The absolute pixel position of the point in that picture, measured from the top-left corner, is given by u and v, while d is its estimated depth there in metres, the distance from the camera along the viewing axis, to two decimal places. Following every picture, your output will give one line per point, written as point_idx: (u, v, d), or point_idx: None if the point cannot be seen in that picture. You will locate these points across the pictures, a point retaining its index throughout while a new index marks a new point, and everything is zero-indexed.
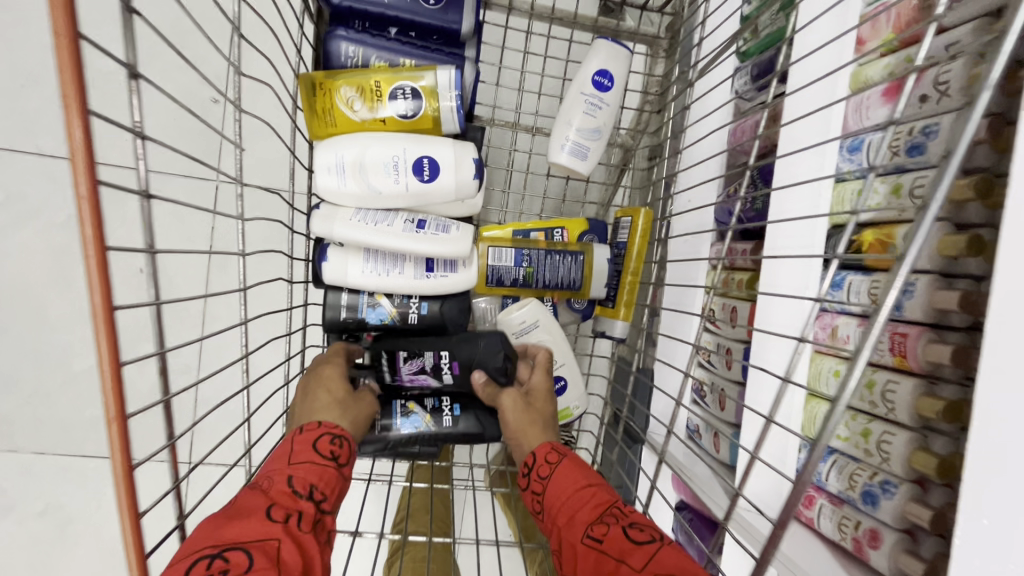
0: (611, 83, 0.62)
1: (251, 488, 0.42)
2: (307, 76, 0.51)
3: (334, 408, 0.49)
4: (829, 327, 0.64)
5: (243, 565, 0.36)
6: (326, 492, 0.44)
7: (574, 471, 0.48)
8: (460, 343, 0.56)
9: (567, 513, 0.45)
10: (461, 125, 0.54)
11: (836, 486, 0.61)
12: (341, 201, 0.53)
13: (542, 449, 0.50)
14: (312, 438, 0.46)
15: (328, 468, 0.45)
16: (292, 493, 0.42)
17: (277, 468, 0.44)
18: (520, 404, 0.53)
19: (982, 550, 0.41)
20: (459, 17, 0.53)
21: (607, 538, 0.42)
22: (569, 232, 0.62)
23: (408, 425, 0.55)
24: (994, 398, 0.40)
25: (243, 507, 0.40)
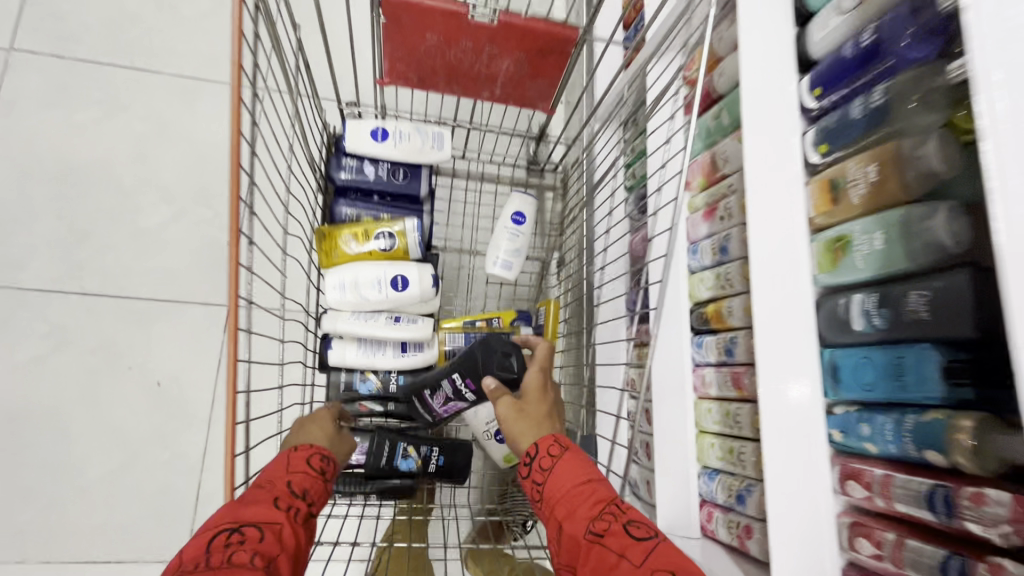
0: (525, 220, 0.91)
1: (258, 487, 0.60)
2: (320, 229, 0.78)
3: (322, 434, 0.69)
4: (700, 377, 0.87)
5: (256, 536, 0.53)
6: (313, 497, 0.62)
7: (575, 467, 0.63)
8: (469, 360, 0.74)
9: (571, 506, 0.61)
10: (422, 252, 0.80)
11: (722, 497, 0.82)
12: (341, 307, 0.77)
13: (546, 442, 0.65)
14: (308, 455, 0.66)
15: (315, 480, 0.63)
16: (290, 493, 0.60)
17: (278, 474, 0.62)
18: (514, 408, 0.68)
19: (785, 532, 0.59)
20: (419, 186, 0.82)
21: (609, 534, 0.58)
22: (504, 320, 0.87)
23: (404, 464, 0.77)
24: (772, 416, 0.61)
25: (256, 498, 0.58)
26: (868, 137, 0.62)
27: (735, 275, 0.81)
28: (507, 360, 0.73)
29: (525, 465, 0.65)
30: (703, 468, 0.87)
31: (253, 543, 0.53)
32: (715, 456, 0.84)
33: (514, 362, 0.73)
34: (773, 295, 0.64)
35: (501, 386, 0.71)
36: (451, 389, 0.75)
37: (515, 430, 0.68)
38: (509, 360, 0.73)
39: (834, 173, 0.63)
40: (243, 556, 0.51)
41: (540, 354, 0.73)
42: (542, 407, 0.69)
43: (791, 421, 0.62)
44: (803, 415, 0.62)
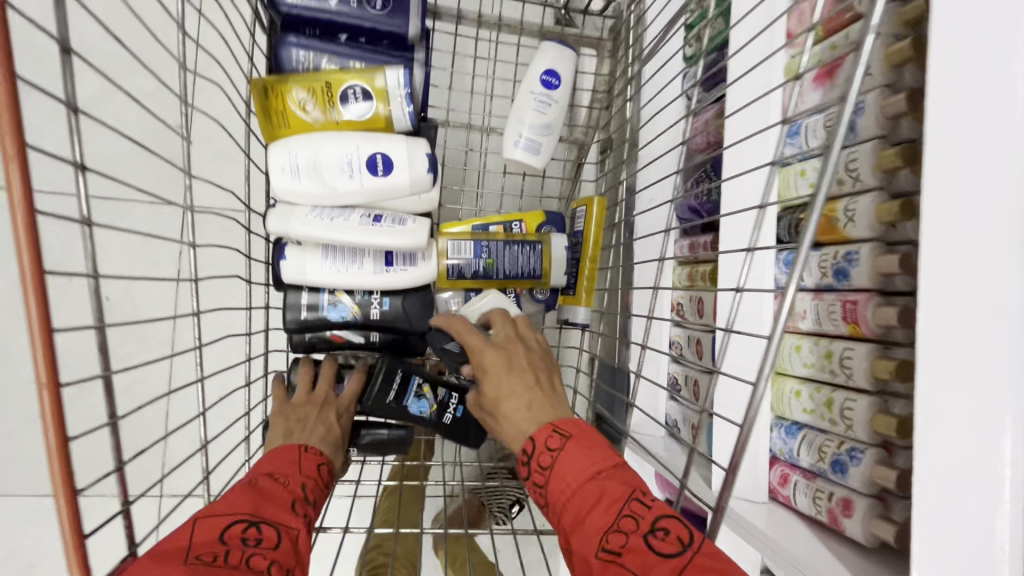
0: (559, 81, 0.65)
1: (269, 476, 0.45)
2: (258, 80, 0.52)
3: (329, 438, 0.53)
4: (788, 306, 0.65)
5: (274, 540, 0.39)
6: (318, 512, 0.47)
7: (582, 458, 0.46)
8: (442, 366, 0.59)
9: (577, 513, 0.44)
10: (413, 123, 0.55)
11: (808, 460, 0.62)
12: (297, 199, 0.54)
13: (541, 434, 0.48)
14: (321, 454, 0.51)
15: (321, 489, 0.49)
16: (301, 499, 0.45)
17: (292, 470, 0.47)
18: (482, 410, 0.54)
19: (928, 537, 0.42)
20: (406, 22, 0.55)
21: (628, 551, 0.40)
22: (528, 225, 0.64)
23: (415, 407, 0.58)
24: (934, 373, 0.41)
25: (270, 491, 0.44)
26: None
27: (862, 164, 0.56)
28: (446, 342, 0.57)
29: (522, 465, 0.49)
30: (778, 420, 0.67)
31: (270, 549, 0.39)
32: (801, 408, 0.63)
33: (451, 346, 0.56)
34: None
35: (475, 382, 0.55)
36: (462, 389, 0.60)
37: (502, 435, 0.52)
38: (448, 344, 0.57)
39: None
40: (261, 562, 0.37)
41: (457, 326, 0.55)
42: (500, 387, 0.51)
43: (955, 422, 0.42)
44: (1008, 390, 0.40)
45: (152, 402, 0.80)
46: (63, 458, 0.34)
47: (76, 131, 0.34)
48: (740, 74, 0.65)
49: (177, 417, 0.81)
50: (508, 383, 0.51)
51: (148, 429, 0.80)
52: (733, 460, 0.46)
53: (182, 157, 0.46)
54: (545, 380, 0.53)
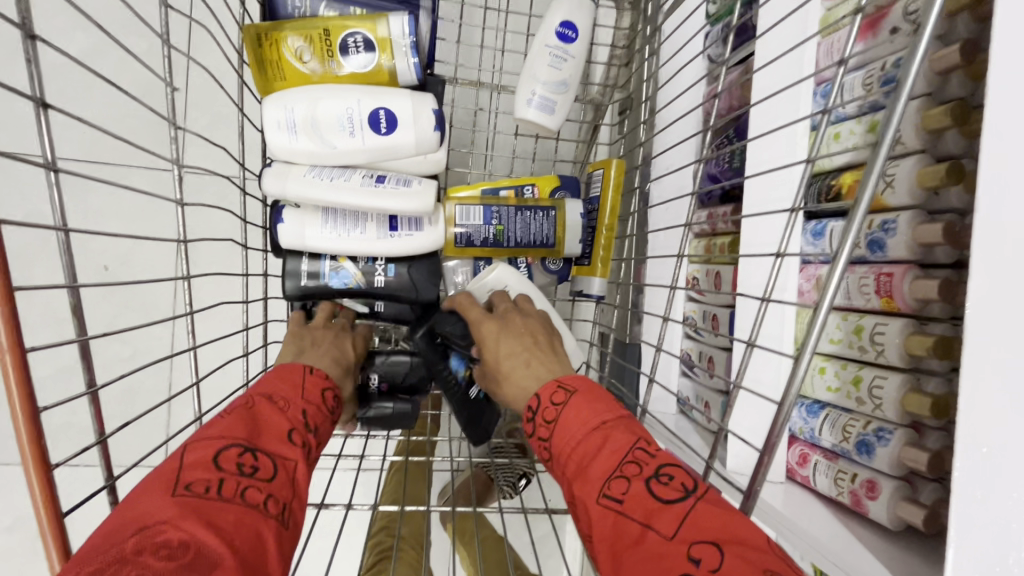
0: (576, 34, 0.60)
1: (267, 402, 0.42)
2: (250, 27, 0.48)
3: (335, 364, 0.50)
4: (814, 278, 0.61)
5: (269, 471, 0.38)
6: (321, 439, 0.45)
7: (587, 410, 0.44)
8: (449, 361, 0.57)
9: (581, 462, 0.41)
10: (419, 76, 0.51)
11: (830, 440, 0.60)
12: (294, 157, 0.51)
13: (545, 391, 0.47)
14: (324, 380, 0.47)
15: (326, 417, 0.46)
16: (302, 425, 0.43)
17: (292, 395, 0.44)
18: (494, 385, 0.52)
19: (982, 535, 0.39)
20: None
21: (629, 497, 0.38)
22: (540, 190, 0.60)
23: (456, 361, 0.57)
24: (986, 354, 0.38)
25: (266, 419, 0.41)
26: None
27: (905, 124, 0.52)
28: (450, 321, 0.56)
29: (529, 423, 0.47)
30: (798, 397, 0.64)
31: (265, 478, 0.37)
32: (824, 386, 0.61)
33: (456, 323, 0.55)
34: None
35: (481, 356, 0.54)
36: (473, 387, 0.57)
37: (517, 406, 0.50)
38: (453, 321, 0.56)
39: None
40: (256, 494, 0.35)
41: (458, 303, 0.55)
42: (498, 355, 0.51)
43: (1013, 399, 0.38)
44: None
45: (150, 373, 0.79)
46: (31, 425, 0.32)
47: (32, 62, 0.30)
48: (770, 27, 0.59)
49: (176, 388, 0.79)
50: (512, 348, 0.50)
51: (146, 400, 0.79)
52: (767, 442, 0.43)
53: (167, 106, 0.44)
54: (545, 342, 0.51)
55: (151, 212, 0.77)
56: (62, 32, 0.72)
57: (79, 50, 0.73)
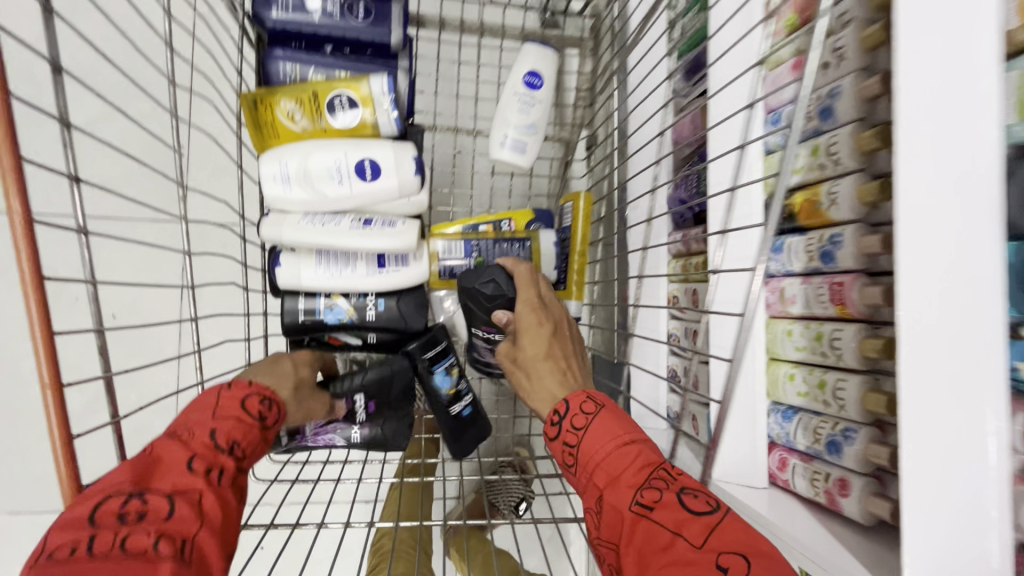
0: (542, 82, 0.66)
1: (169, 439, 0.43)
2: (248, 94, 0.54)
3: (274, 379, 0.52)
4: (778, 291, 0.66)
5: (163, 511, 0.38)
6: (247, 452, 0.46)
7: (614, 425, 0.48)
8: (469, 311, 0.61)
9: (612, 471, 0.45)
10: (399, 128, 0.57)
11: (804, 443, 0.63)
12: (289, 207, 0.56)
13: (575, 399, 0.50)
14: (242, 395, 0.48)
15: (252, 427, 0.47)
16: (213, 447, 0.44)
17: (199, 420, 0.45)
18: (511, 359, 0.57)
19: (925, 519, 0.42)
20: (388, 30, 0.57)
21: (659, 506, 0.41)
22: (517, 223, 0.65)
23: (443, 380, 0.63)
24: (918, 355, 0.42)
25: (162, 458, 0.41)
26: None
27: (843, 147, 0.57)
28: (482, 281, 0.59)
29: (552, 426, 0.51)
30: (774, 405, 0.68)
31: (157, 520, 0.37)
32: (795, 391, 0.64)
33: (491, 287, 0.58)
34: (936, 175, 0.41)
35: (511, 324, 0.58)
36: (487, 341, 0.62)
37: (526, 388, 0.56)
38: (485, 281, 0.59)
39: None
40: (141, 539, 0.36)
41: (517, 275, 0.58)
42: (540, 348, 0.54)
43: (942, 392, 0.42)
44: (977, 364, 0.42)
45: (155, 416, 0.82)
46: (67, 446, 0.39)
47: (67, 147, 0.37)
48: (720, 69, 0.65)
49: None
50: (545, 345, 0.55)
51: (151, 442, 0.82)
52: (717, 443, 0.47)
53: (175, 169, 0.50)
54: (579, 360, 0.57)
55: (156, 262, 0.82)
56: (73, 103, 0.79)
57: (89, 119, 0.79)
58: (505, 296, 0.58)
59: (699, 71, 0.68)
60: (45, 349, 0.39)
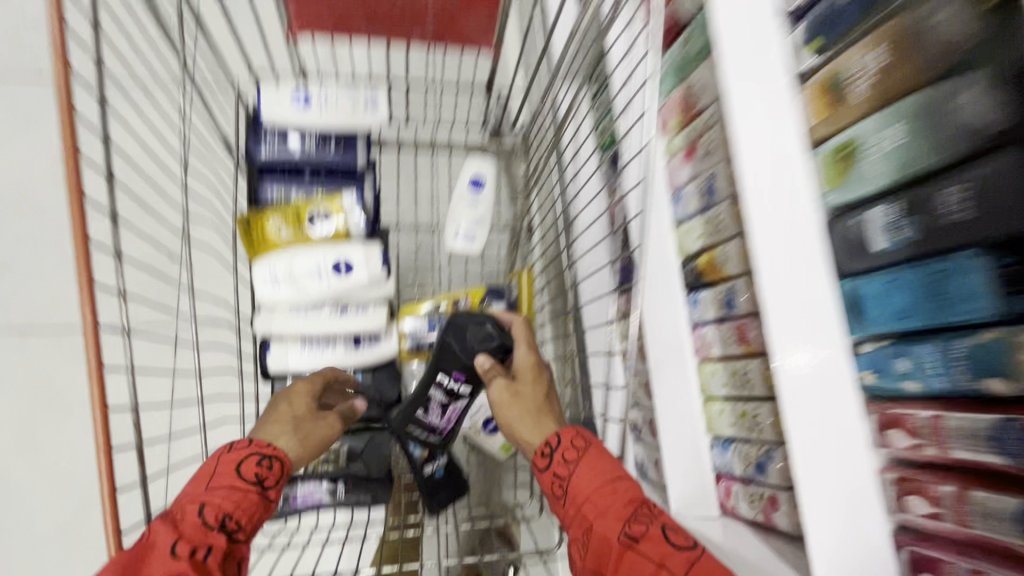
0: (484, 184, 0.81)
1: (161, 522, 0.46)
2: (242, 218, 0.67)
3: (289, 432, 0.56)
4: (700, 337, 0.78)
5: None
6: (241, 522, 0.49)
7: (603, 463, 0.56)
8: (449, 348, 0.66)
9: (600, 505, 0.53)
10: (367, 229, 0.69)
11: (740, 469, 0.72)
12: (277, 302, 0.67)
13: (566, 434, 0.58)
14: (239, 459, 0.52)
15: (248, 493, 0.50)
16: (202, 526, 0.47)
17: (193, 497, 0.48)
18: (507, 394, 0.62)
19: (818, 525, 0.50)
20: (355, 155, 0.71)
21: (645, 538, 0.49)
22: (473, 299, 0.76)
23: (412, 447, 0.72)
24: (792, 381, 0.51)
25: (152, 542, 0.44)
26: (863, 22, 0.51)
27: (725, 218, 0.72)
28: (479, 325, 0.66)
29: (542, 458, 0.58)
30: (715, 439, 0.77)
31: None
32: (726, 424, 0.74)
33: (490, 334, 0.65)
34: (776, 239, 0.53)
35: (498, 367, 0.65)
36: (447, 383, 0.66)
37: (517, 426, 0.61)
38: (483, 326, 0.66)
39: (831, 70, 0.53)
40: None
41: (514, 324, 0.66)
42: (537, 387, 0.63)
43: (818, 412, 0.51)
44: (836, 386, 0.52)
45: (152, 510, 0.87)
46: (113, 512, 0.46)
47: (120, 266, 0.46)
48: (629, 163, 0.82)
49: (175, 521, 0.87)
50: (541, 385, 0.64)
51: None
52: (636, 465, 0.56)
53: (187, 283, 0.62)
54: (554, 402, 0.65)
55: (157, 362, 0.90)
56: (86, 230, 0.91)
57: None
58: (499, 340, 0.65)
59: (615, 164, 0.85)
60: (100, 425, 0.45)
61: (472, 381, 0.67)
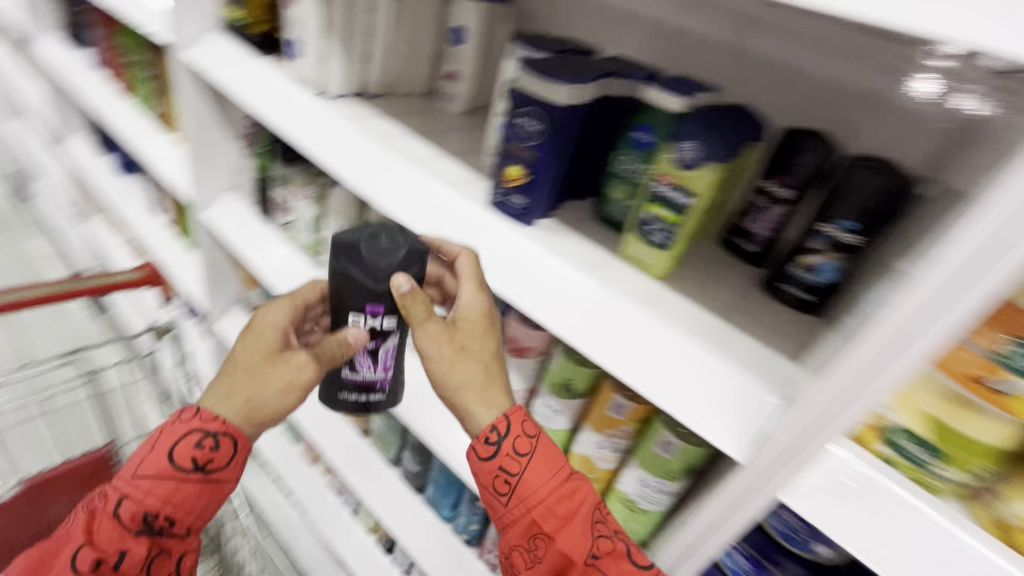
0: None
1: (81, 518, 0.49)
2: None
3: (232, 410, 0.52)
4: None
5: None
6: (173, 515, 0.50)
7: (552, 458, 0.51)
8: (352, 280, 0.50)
9: (549, 508, 0.49)
10: None
11: None
12: None
13: (515, 416, 0.52)
14: (179, 438, 0.51)
15: (182, 481, 0.51)
16: (120, 525, 0.48)
17: (122, 484, 0.50)
18: (451, 347, 0.53)
19: None
20: None
21: (608, 555, 0.47)
22: None
23: None
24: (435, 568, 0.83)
25: (62, 549, 0.47)
26: None
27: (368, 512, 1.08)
28: (380, 243, 0.49)
29: (489, 446, 0.51)
30: None
31: None
32: None
33: (402, 254, 0.49)
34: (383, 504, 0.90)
35: (420, 292, 0.51)
36: (362, 325, 0.53)
37: (468, 389, 0.53)
38: (382, 241, 0.49)
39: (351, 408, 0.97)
40: None
41: (462, 263, 0.54)
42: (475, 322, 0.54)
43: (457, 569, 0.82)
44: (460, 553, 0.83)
45: None
46: None
47: None
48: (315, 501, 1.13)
49: None
50: (483, 332, 0.55)
51: None
52: None
53: None
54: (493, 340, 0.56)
55: None
56: None
57: None
58: (409, 248, 0.49)
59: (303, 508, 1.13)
60: None
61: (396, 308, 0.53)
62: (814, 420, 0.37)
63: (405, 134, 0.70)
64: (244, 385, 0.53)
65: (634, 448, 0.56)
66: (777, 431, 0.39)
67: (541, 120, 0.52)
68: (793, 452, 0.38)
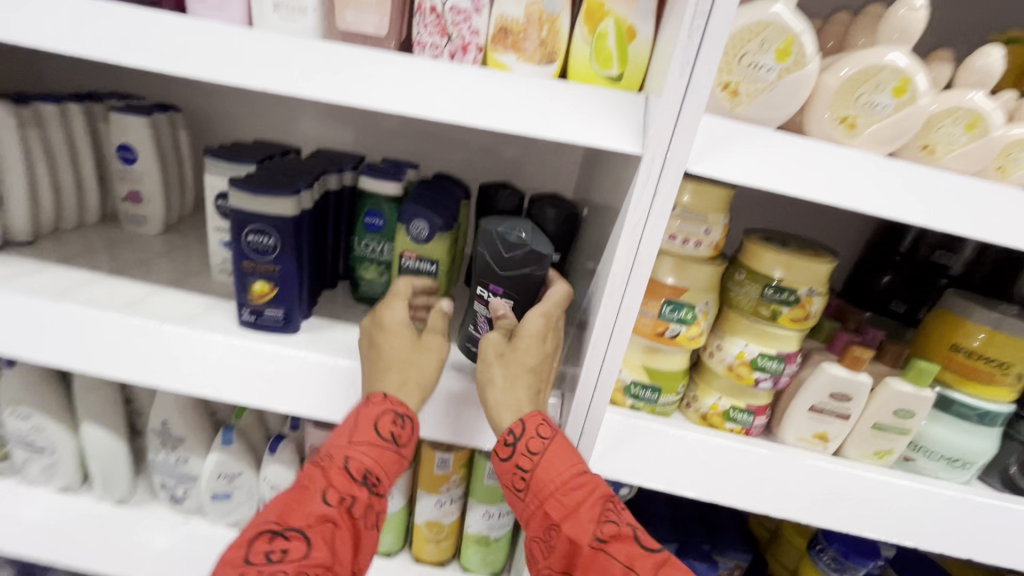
0: None
1: (315, 467, 0.45)
2: None
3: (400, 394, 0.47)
4: None
5: (298, 552, 0.41)
6: (382, 477, 0.46)
7: (565, 452, 0.46)
8: (482, 261, 0.49)
9: (558, 499, 0.44)
10: None
11: None
12: None
13: (530, 421, 0.46)
14: (383, 408, 0.46)
15: (386, 451, 0.46)
16: (349, 476, 0.45)
17: (342, 444, 0.45)
18: (496, 352, 0.47)
19: None
20: None
21: (616, 539, 0.42)
22: None
23: None
24: None
25: (305, 496, 0.44)
26: None
27: None
28: (516, 235, 0.48)
29: (502, 446, 0.46)
30: None
31: (295, 560, 0.41)
32: None
33: (521, 254, 0.47)
34: None
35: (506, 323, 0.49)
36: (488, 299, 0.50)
37: (489, 391, 0.47)
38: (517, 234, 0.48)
39: None
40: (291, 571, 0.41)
41: (547, 297, 0.49)
42: (535, 345, 0.47)
43: None
44: None
45: None
46: None
47: None
48: None
49: None
50: (541, 357, 0.47)
51: None
52: None
53: None
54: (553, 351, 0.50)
55: None
56: None
57: None
58: (529, 250, 0.47)
59: None
60: None
61: (515, 294, 0.49)
62: (587, 404, 0.49)
63: (95, 278, 0.59)
64: (400, 372, 0.47)
65: (470, 491, 0.61)
66: (569, 419, 0.50)
67: (273, 233, 0.52)
68: (584, 431, 0.50)
